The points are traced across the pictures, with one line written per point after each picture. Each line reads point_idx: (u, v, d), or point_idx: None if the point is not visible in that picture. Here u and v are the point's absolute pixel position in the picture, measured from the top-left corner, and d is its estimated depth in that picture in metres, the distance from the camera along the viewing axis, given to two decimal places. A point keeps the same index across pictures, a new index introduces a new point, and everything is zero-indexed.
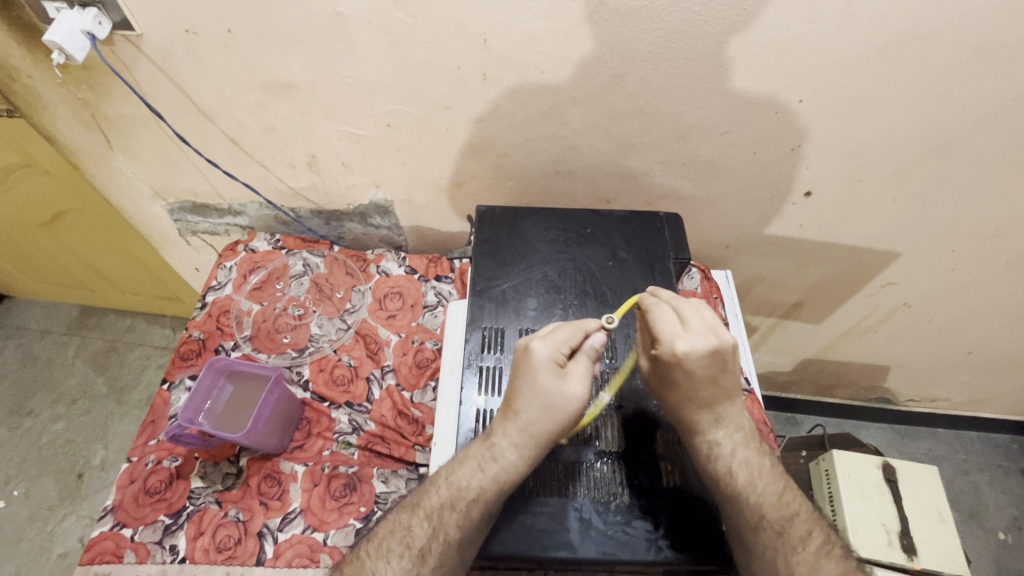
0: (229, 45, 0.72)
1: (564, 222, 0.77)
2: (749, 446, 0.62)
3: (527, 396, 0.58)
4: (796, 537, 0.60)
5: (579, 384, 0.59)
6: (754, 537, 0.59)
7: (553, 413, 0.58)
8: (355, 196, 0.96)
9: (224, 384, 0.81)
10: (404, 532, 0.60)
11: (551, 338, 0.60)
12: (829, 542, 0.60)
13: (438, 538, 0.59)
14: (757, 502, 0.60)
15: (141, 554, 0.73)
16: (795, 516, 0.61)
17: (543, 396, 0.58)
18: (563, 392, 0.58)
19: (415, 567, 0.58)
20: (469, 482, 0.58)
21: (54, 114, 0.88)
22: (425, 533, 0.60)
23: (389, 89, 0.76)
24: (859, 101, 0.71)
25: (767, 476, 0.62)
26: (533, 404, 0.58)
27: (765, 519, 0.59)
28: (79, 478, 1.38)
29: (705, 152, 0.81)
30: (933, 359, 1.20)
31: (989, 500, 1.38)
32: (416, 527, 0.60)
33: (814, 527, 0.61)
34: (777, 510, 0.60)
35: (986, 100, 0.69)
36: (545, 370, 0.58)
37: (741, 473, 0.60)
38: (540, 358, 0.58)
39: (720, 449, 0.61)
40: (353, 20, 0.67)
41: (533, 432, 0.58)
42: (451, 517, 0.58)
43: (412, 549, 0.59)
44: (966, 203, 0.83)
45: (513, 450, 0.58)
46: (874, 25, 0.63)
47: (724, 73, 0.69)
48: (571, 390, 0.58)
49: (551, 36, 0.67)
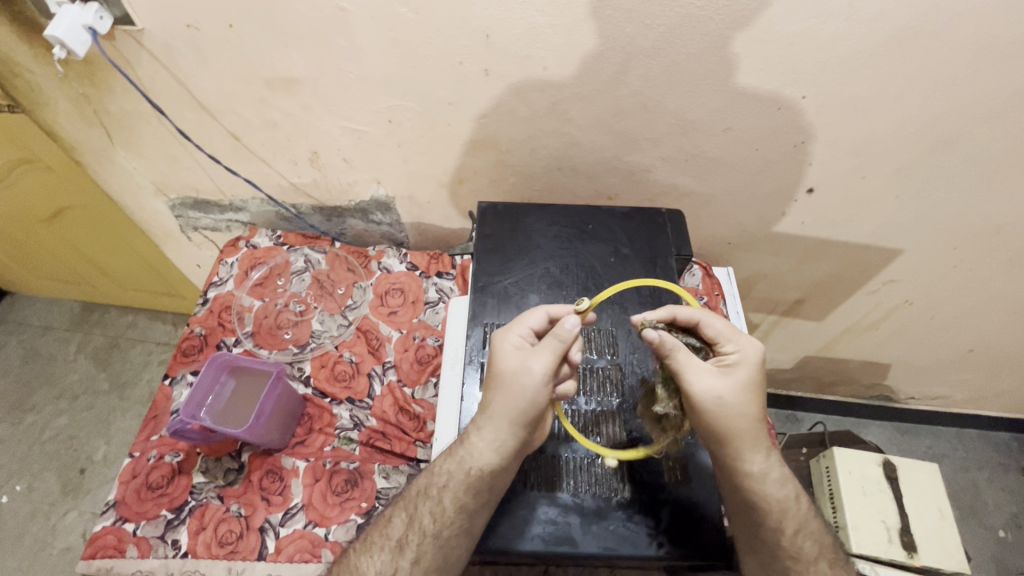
0: (231, 41, 0.72)
1: (566, 219, 0.77)
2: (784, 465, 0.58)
3: (493, 381, 0.56)
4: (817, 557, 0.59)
5: (541, 362, 0.54)
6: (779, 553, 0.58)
7: (510, 392, 0.54)
8: (356, 192, 0.96)
9: (226, 379, 0.81)
10: (385, 525, 0.60)
11: (519, 323, 0.58)
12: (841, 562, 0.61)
13: (414, 528, 0.58)
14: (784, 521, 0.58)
15: (143, 548, 0.73)
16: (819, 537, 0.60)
17: (504, 379, 0.55)
18: (522, 371, 0.54)
19: (395, 558, 0.58)
20: (443, 471, 0.58)
21: (56, 110, 0.88)
22: (403, 524, 0.59)
23: (391, 85, 0.76)
24: (863, 98, 0.71)
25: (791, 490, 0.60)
26: (497, 389, 0.55)
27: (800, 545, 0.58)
28: (81, 473, 1.38)
29: (707, 149, 0.81)
30: (935, 356, 1.20)
31: (989, 498, 1.38)
32: (395, 518, 0.60)
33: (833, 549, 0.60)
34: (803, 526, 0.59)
35: (990, 97, 0.69)
36: (508, 355, 0.56)
37: None
38: (501, 342, 0.57)
39: (754, 469, 0.57)
40: (355, 15, 0.67)
41: (499, 416, 0.55)
42: (425, 506, 0.58)
43: (391, 540, 0.59)
44: (968, 200, 0.83)
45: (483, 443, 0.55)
46: (878, 21, 0.62)
47: (727, 69, 0.69)
48: (533, 367, 0.54)
49: (554, 31, 0.67)
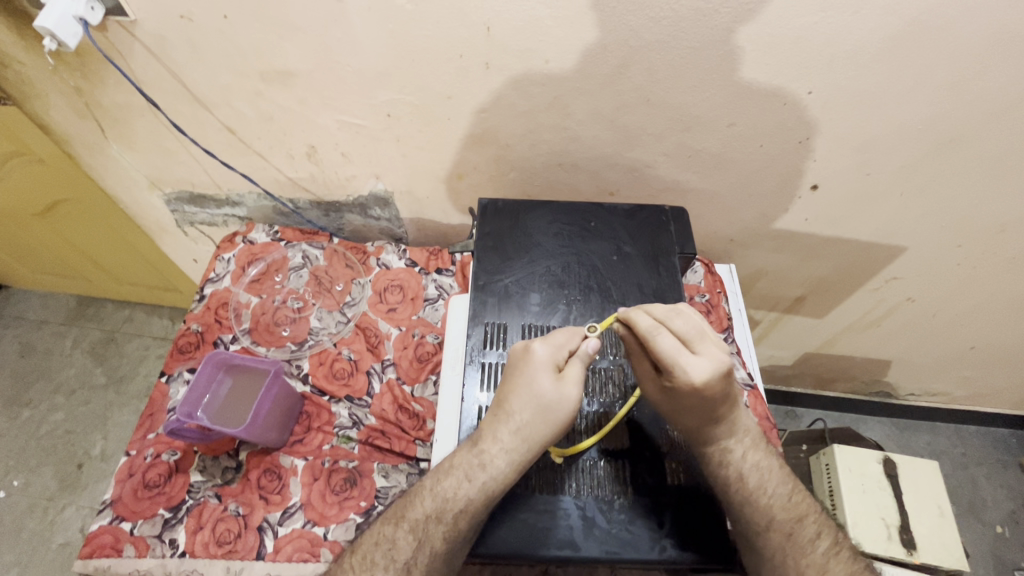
0: (225, 32, 0.71)
1: (568, 215, 0.76)
2: (756, 449, 0.63)
3: (522, 392, 0.57)
4: (805, 539, 0.60)
5: (575, 387, 0.57)
6: (763, 538, 0.59)
7: (547, 415, 0.56)
8: (354, 187, 0.95)
9: (223, 377, 0.80)
10: (388, 545, 0.59)
11: (550, 340, 0.59)
12: (837, 544, 0.60)
13: (424, 551, 0.58)
14: (767, 505, 0.60)
15: (140, 548, 0.72)
16: (804, 517, 0.61)
17: (540, 396, 0.56)
18: (557, 393, 0.56)
19: None
20: (457, 494, 0.58)
21: (48, 103, 0.86)
22: (410, 546, 0.58)
23: (389, 78, 0.74)
24: (870, 92, 0.70)
25: (776, 479, 0.62)
26: (528, 405, 0.56)
27: (774, 521, 0.60)
28: (79, 468, 1.38)
29: (711, 145, 0.80)
30: (935, 354, 1.19)
31: (986, 494, 1.38)
32: (401, 539, 0.59)
33: (824, 527, 0.61)
34: (787, 513, 0.61)
35: (999, 94, 0.68)
36: (543, 372, 0.57)
37: (753, 477, 0.61)
38: (539, 358, 0.57)
39: (731, 454, 0.60)
40: (353, 7, 0.66)
41: (529, 436, 0.56)
42: (437, 530, 0.57)
43: (397, 563, 0.58)
44: (974, 197, 0.82)
45: (505, 458, 0.56)
46: (887, 15, 0.61)
47: (733, 63, 0.68)
48: (568, 393, 0.57)
49: (556, 24, 0.65)
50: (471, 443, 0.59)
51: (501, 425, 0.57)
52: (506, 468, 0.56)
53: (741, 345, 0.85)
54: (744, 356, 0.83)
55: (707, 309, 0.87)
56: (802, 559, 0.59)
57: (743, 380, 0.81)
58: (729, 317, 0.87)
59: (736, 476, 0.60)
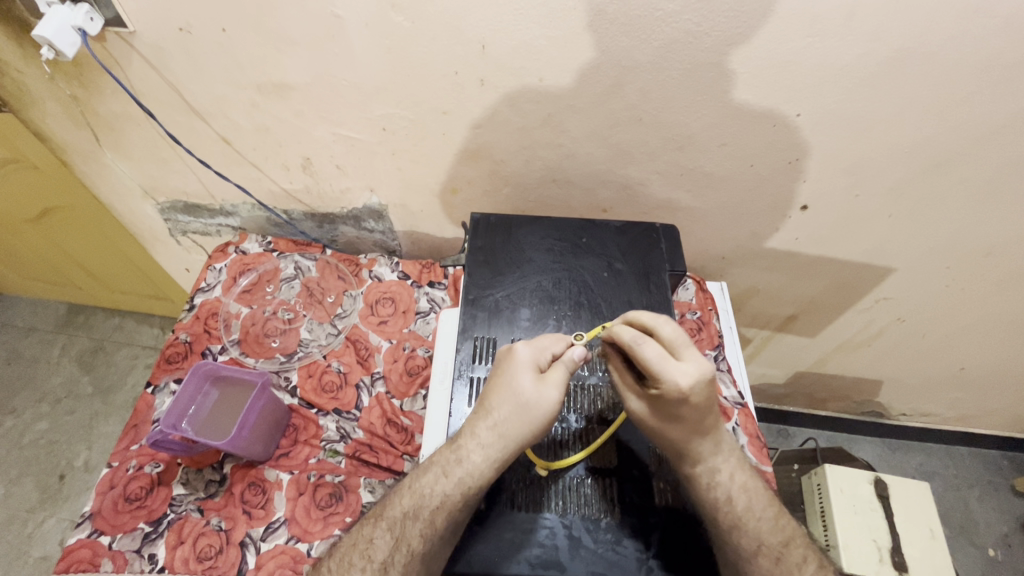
0: (223, 45, 0.71)
1: (561, 232, 0.76)
2: (743, 469, 0.61)
3: (501, 391, 0.57)
4: (792, 563, 0.58)
5: (556, 389, 0.56)
6: (755, 562, 0.57)
7: (524, 414, 0.56)
8: (349, 200, 0.95)
9: (210, 389, 0.79)
10: (365, 545, 0.58)
11: (535, 344, 0.59)
12: (823, 568, 0.59)
13: (402, 550, 0.57)
14: (755, 528, 0.58)
15: (119, 562, 0.71)
16: (790, 541, 0.60)
17: (519, 394, 0.56)
18: (537, 394, 0.56)
19: None
20: (433, 490, 0.58)
21: (44, 111, 0.86)
22: (387, 545, 0.58)
23: (385, 92, 0.75)
24: (858, 116, 0.71)
25: (764, 500, 0.60)
26: (507, 403, 0.56)
27: (762, 545, 0.58)
28: (60, 479, 1.35)
29: (703, 164, 0.80)
30: (926, 374, 1.20)
31: (979, 517, 1.37)
32: (378, 538, 0.58)
33: (810, 551, 0.60)
34: (773, 536, 0.59)
35: (983, 119, 0.69)
36: (524, 372, 0.57)
37: (740, 499, 0.59)
38: (522, 359, 0.58)
39: (719, 475, 0.59)
40: (351, 23, 0.67)
41: (503, 432, 0.56)
42: (414, 527, 0.57)
43: (374, 563, 0.57)
44: (961, 220, 0.83)
45: (481, 453, 0.56)
46: (873, 42, 0.62)
47: (723, 84, 0.69)
48: (547, 393, 0.56)
49: (550, 43, 0.66)
50: (450, 441, 0.59)
51: (479, 421, 0.57)
52: (482, 464, 0.56)
53: (732, 362, 0.85)
54: (735, 374, 0.83)
55: (697, 326, 0.87)
56: None
57: (732, 399, 0.80)
58: (720, 334, 0.87)
59: (723, 497, 0.58)
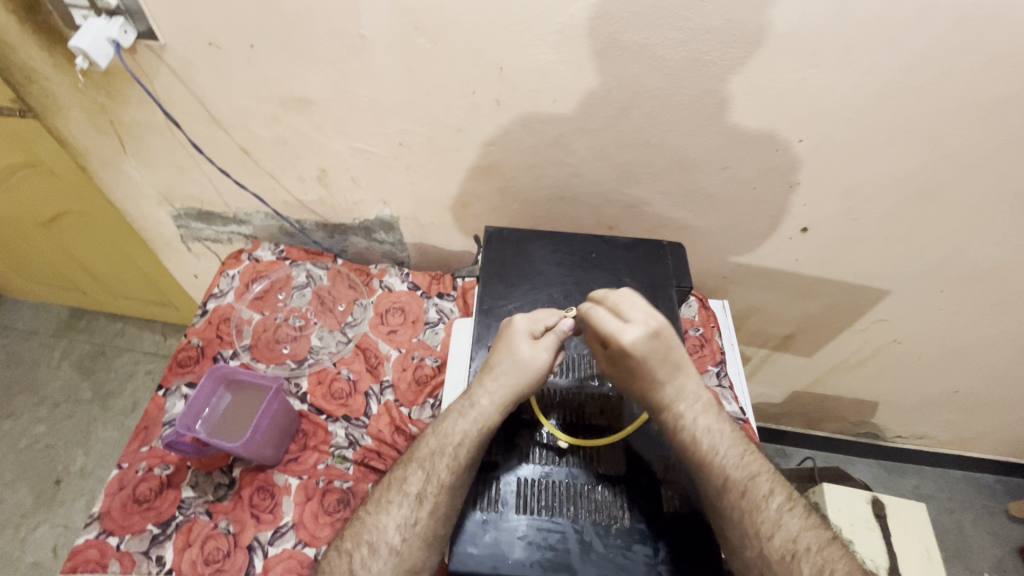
0: (250, 60, 0.74)
1: (571, 247, 0.79)
2: (709, 414, 0.64)
3: (502, 353, 0.63)
4: (759, 496, 0.60)
5: (546, 352, 0.63)
6: (722, 499, 0.59)
7: (521, 372, 0.62)
8: (361, 211, 0.97)
9: (223, 393, 0.80)
10: (400, 482, 0.63)
11: (530, 316, 0.65)
12: (790, 500, 0.61)
13: (431, 482, 0.61)
14: (721, 466, 0.60)
15: (126, 564, 0.71)
16: (756, 475, 0.61)
17: (515, 356, 0.62)
18: (531, 355, 0.62)
19: (414, 511, 0.60)
20: (454, 429, 0.62)
21: (67, 117, 0.89)
22: (420, 479, 0.62)
23: (403, 109, 0.78)
24: (857, 143, 0.74)
25: (728, 440, 0.63)
26: (505, 362, 0.62)
27: (729, 480, 0.60)
28: (56, 484, 1.35)
29: (707, 186, 0.83)
30: (920, 396, 1.22)
31: (973, 540, 1.39)
32: (410, 475, 0.62)
33: (777, 484, 0.61)
34: (740, 471, 0.61)
35: (975, 149, 0.72)
36: (521, 338, 0.63)
37: (706, 439, 0.62)
38: (519, 328, 0.64)
39: (685, 419, 0.62)
40: (374, 42, 0.70)
41: (501, 385, 0.62)
42: (442, 461, 0.61)
43: (409, 495, 0.61)
44: (955, 245, 0.86)
45: (488, 398, 0.62)
46: (871, 74, 0.66)
47: (729, 110, 0.72)
48: (540, 355, 0.62)
49: (564, 68, 0.70)
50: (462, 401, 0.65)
51: (485, 378, 0.63)
52: (490, 409, 0.62)
53: (733, 379, 0.87)
54: (737, 392, 0.85)
55: (700, 342, 0.89)
56: (757, 515, 0.58)
57: (735, 414, 0.82)
58: (722, 351, 0.89)
59: (690, 439, 0.61)
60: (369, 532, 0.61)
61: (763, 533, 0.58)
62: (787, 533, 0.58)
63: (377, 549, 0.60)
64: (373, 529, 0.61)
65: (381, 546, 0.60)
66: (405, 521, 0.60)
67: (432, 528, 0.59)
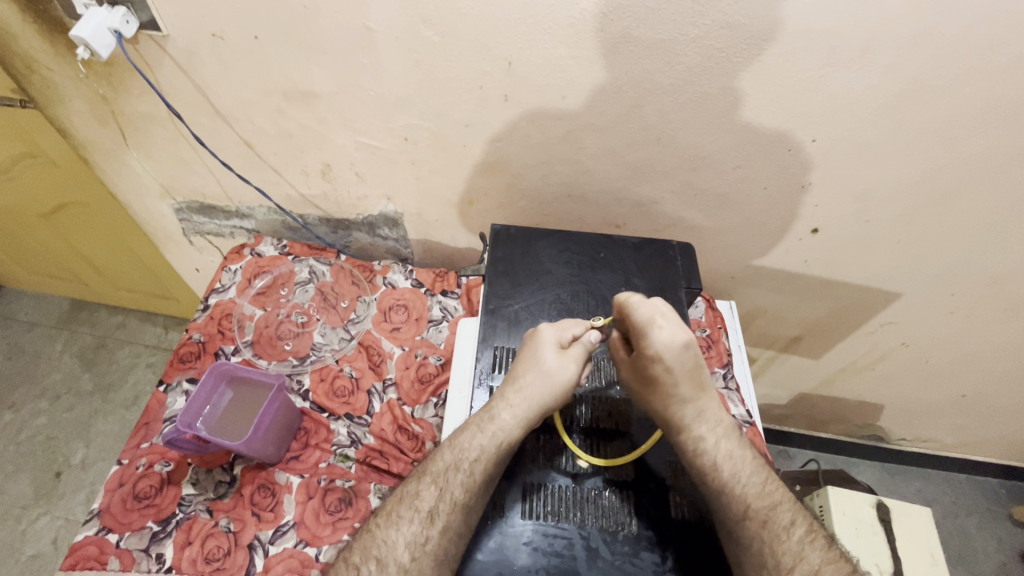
0: (254, 52, 0.73)
1: (578, 246, 0.77)
2: (730, 439, 0.63)
3: (527, 362, 0.62)
4: (780, 526, 0.58)
5: (574, 363, 0.63)
6: (739, 525, 0.57)
7: (547, 382, 0.61)
8: (366, 207, 0.96)
9: (225, 389, 0.79)
10: (412, 498, 0.61)
11: (557, 326, 0.65)
12: (812, 531, 0.59)
13: (445, 499, 0.59)
14: (741, 493, 0.59)
15: (126, 561, 0.70)
16: (778, 505, 0.59)
17: (542, 365, 0.61)
18: (559, 365, 0.62)
19: (425, 528, 0.58)
20: (471, 444, 0.61)
21: (69, 108, 0.87)
22: (433, 495, 0.60)
23: (410, 104, 0.76)
24: (872, 144, 0.73)
25: (749, 467, 0.62)
26: (530, 371, 0.61)
27: (749, 509, 0.58)
28: (56, 477, 1.34)
29: (717, 185, 0.82)
30: (927, 400, 1.21)
31: (977, 545, 1.38)
32: (424, 491, 0.61)
33: (798, 515, 0.59)
34: (760, 500, 0.59)
35: (992, 151, 0.71)
36: (549, 348, 0.63)
37: (726, 466, 0.61)
38: (546, 337, 0.63)
39: (704, 443, 0.61)
40: (381, 35, 0.68)
41: (527, 395, 0.61)
42: (456, 478, 0.59)
43: (421, 512, 0.60)
44: (968, 248, 0.85)
45: (509, 413, 0.61)
46: (889, 73, 0.64)
47: (743, 108, 0.71)
48: (568, 366, 0.62)
49: (574, 63, 0.68)
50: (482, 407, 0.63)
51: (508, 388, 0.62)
52: (511, 423, 0.60)
53: (739, 382, 0.86)
54: (743, 394, 0.84)
55: (707, 343, 0.87)
56: (778, 546, 0.57)
57: (741, 417, 0.81)
58: (729, 353, 0.88)
59: (710, 464, 0.60)
60: (378, 547, 0.59)
61: (783, 565, 0.56)
62: (808, 567, 0.56)
63: (385, 565, 0.58)
64: (382, 543, 0.59)
65: (389, 562, 0.58)
66: (415, 539, 0.58)
67: (443, 547, 0.57)
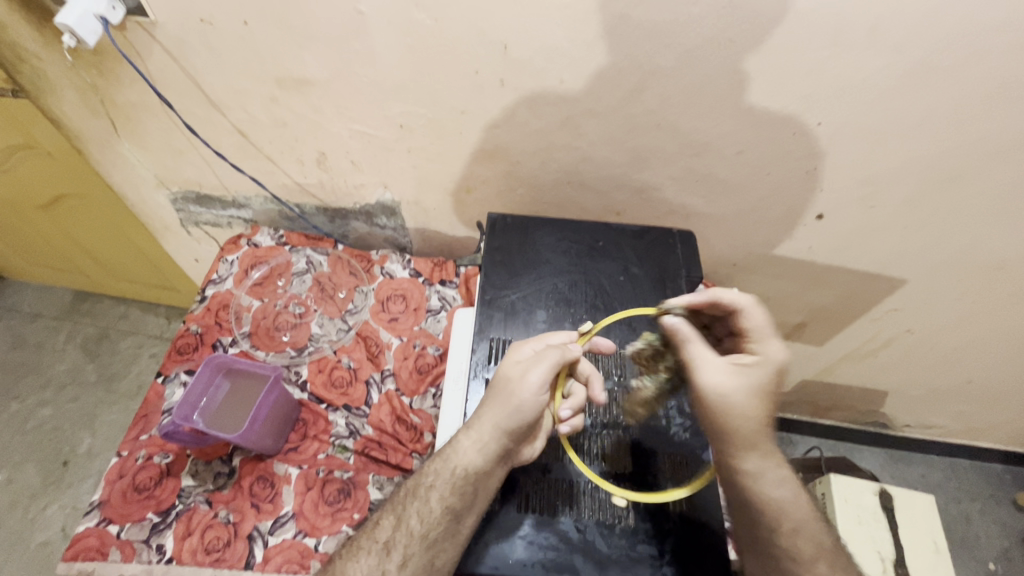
0: (245, 38, 0.71)
1: (576, 234, 0.76)
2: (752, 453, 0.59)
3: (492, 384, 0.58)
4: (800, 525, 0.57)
5: (537, 375, 0.55)
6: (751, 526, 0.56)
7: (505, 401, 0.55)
8: (362, 195, 0.95)
9: (221, 381, 0.79)
10: (371, 529, 0.58)
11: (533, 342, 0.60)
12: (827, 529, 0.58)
13: (402, 529, 0.56)
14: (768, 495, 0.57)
15: (127, 552, 0.71)
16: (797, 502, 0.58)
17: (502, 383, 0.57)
18: (517, 380, 0.56)
19: (381, 562, 0.55)
20: (430, 470, 0.58)
21: (61, 97, 0.86)
22: (390, 525, 0.57)
23: (404, 90, 0.75)
24: (879, 127, 0.71)
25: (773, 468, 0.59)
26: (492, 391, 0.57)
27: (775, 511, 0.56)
28: (64, 465, 1.35)
29: (719, 171, 0.80)
30: (932, 386, 1.19)
31: (979, 530, 1.38)
32: (382, 520, 0.58)
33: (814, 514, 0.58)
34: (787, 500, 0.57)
35: (1003, 134, 0.69)
36: (513, 363, 0.58)
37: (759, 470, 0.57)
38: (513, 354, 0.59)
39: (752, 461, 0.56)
40: (373, 19, 0.66)
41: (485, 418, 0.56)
42: (413, 507, 0.57)
43: (377, 543, 0.56)
44: (976, 233, 0.83)
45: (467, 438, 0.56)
46: (898, 53, 0.62)
47: (747, 91, 0.69)
48: (529, 376, 0.55)
49: (572, 46, 0.66)
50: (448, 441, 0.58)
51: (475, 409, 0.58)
52: (468, 448, 0.55)
53: None
54: None
55: None
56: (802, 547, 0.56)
57: None
58: None
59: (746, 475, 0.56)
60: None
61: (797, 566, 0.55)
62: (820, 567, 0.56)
63: None
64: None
65: None
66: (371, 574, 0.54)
67: None
